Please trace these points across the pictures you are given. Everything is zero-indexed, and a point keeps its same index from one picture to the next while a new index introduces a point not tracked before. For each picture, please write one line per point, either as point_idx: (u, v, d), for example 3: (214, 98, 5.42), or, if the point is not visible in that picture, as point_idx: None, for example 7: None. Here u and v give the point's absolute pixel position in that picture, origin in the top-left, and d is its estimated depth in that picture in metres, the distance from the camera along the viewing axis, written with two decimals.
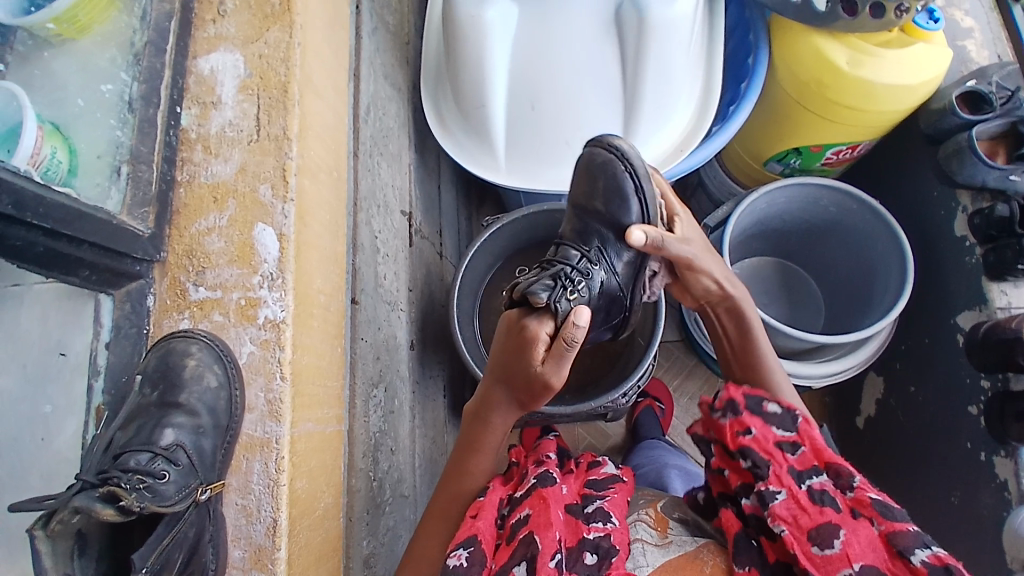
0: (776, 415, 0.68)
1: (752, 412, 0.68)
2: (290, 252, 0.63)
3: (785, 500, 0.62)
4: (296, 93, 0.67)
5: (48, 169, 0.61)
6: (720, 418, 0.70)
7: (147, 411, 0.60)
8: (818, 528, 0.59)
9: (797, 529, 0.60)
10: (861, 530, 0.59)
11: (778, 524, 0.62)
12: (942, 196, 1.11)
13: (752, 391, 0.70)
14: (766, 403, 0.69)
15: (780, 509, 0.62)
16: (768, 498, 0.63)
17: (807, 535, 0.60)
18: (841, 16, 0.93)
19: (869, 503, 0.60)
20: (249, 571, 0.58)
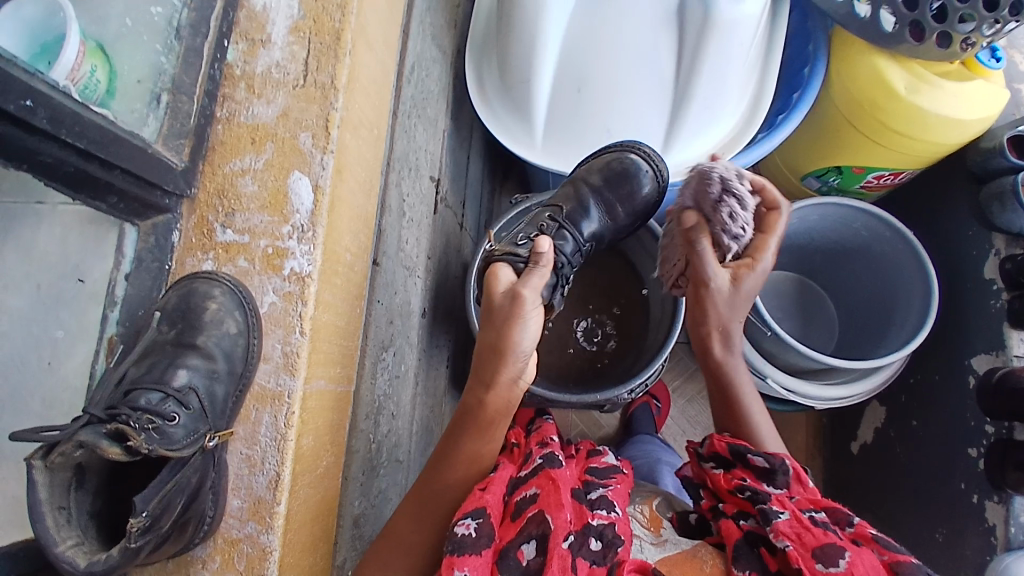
0: (763, 467, 0.69)
1: (740, 463, 0.71)
2: (323, 205, 0.62)
3: (788, 519, 0.61)
4: (348, 42, 0.65)
5: (87, 87, 0.59)
6: (712, 468, 0.74)
7: (162, 349, 0.59)
8: (822, 547, 0.58)
9: (801, 545, 0.58)
10: (867, 556, 0.57)
11: (781, 539, 0.60)
12: (977, 236, 1.08)
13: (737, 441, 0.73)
14: (753, 456, 0.70)
15: (783, 526, 0.61)
16: (772, 515, 0.62)
17: (811, 552, 0.58)
18: (907, 40, 0.90)
19: (870, 537, 0.60)
20: (246, 521, 0.57)
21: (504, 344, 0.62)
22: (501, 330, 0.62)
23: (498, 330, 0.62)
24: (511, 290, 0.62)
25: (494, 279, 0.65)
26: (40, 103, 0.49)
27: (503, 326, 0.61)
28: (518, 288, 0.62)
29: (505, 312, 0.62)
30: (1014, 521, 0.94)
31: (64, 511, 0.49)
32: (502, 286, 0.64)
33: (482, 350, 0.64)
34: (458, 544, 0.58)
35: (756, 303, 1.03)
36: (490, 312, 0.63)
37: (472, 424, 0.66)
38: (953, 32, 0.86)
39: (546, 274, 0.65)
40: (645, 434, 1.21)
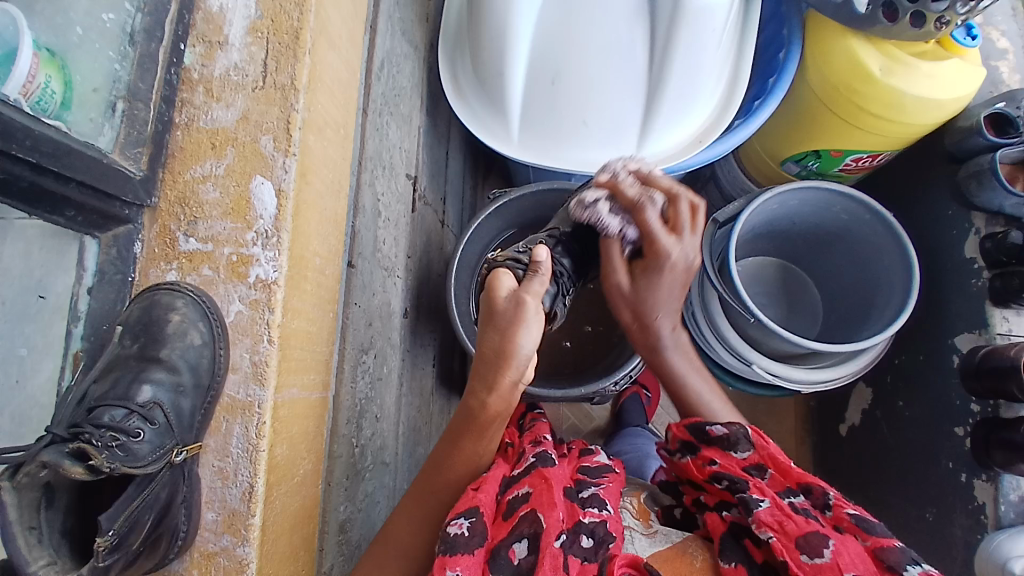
0: (725, 438, 0.68)
1: (705, 444, 0.69)
2: (288, 210, 0.60)
3: (769, 507, 0.61)
4: (308, 41, 0.63)
5: (41, 99, 0.57)
6: (681, 458, 0.72)
7: (126, 363, 0.57)
8: (806, 537, 0.57)
9: (784, 535, 0.58)
10: (850, 543, 0.56)
11: (764, 530, 0.60)
12: (956, 216, 1.08)
13: (694, 421, 0.71)
14: (712, 429, 0.69)
15: (764, 515, 0.60)
16: (753, 505, 0.62)
17: (794, 543, 0.57)
18: (880, 21, 0.89)
19: (848, 518, 0.59)
20: (221, 535, 0.56)
21: (507, 349, 0.57)
22: (505, 335, 0.57)
23: (503, 335, 0.57)
24: (514, 295, 0.57)
25: (496, 284, 0.58)
26: None
27: (502, 329, 0.57)
28: (520, 293, 0.58)
29: (508, 317, 0.57)
30: (1004, 499, 0.95)
31: (34, 531, 0.48)
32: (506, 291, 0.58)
33: (483, 353, 0.59)
34: (450, 543, 0.57)
35: (737, 289, 1.02)
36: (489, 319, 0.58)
37: (472, 429, 0.65)
38: (928, 11, 0.84)
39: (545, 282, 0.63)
40: (634, 425, 1.21)
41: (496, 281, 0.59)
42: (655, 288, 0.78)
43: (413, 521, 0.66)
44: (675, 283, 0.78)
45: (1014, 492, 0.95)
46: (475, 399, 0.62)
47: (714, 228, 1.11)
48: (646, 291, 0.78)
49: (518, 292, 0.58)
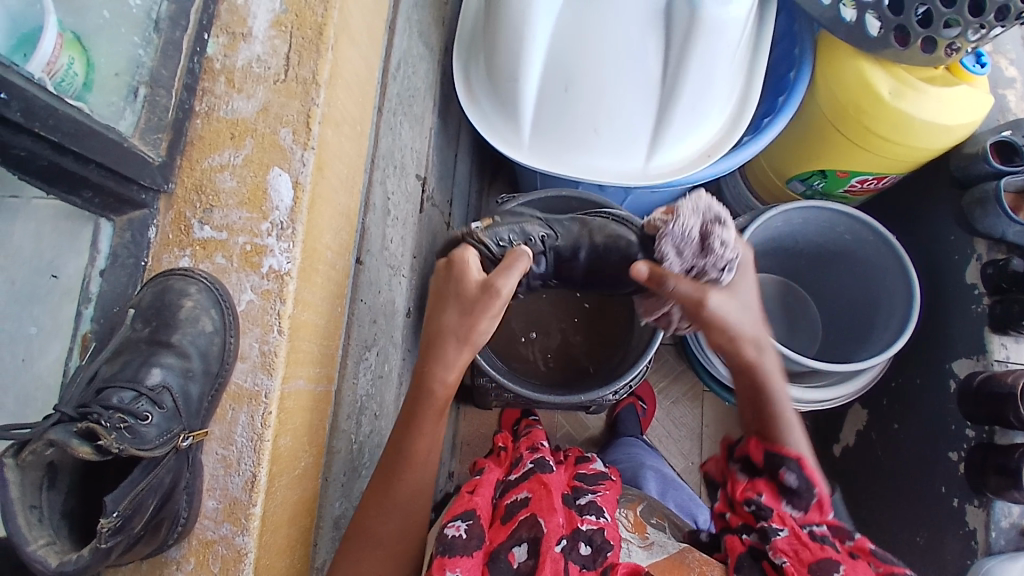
0: (792, 488, 0.64)
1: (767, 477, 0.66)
2: (304, 202, 0.61)
3: (787, 536, 0.61)
4: (331, 37, 0.64)
5: (63, 80, 0.58)
6: (736, 468, 0.70)
7: (136, 347, 0.58)
8: (818, 562, 0.59)
9: (798, 560, 0.59)
10: (860, 567, 0.58)
11: (779, 556, 0.60)
12: (958, 241, 1.09)
13: (774, 447, 0.67)
14: (784, 471, 0.65)
15: (782, 543, 0.61)
16: (771, 533, 0.62)
17: (808, 567, 0.58)
18: (892, 44, 0.90)
19: (861, 549, 0.61)
20: (221, 523, 0.56)
21: (472, 333, 0.64)
22: (469, 321, 0.64)
23: (473, 317, 0.64)
24: (489, 282, 0.64)
25: (467, 270, 0.65)
26: (14, 96, 0.48)
27: (478, 311, 0.64)
28: (493, 284, 0.63)
29: (482, 298, 0.64)
30: (995, 525, 0.95)
31: (35, 510, 0.47)
32: (482, 278, 0.64)
33: (438, 332, 0.65)
34: (449, 545, 0.58)
35: None
36: (457, 296, 0.65)
37: (429, 414, 0.66)
38: (940, 37, 0.86)
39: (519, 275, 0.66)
40: (630, 436, 1.21)
41: (467, 265, 0.65)
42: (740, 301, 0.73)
43: (384, 509, 0.66)
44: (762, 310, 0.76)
45: (1005, 519, 0.96)
46: (436, 380, 0.65)
47: None
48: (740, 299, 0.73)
49: (492, 281, 0.63)
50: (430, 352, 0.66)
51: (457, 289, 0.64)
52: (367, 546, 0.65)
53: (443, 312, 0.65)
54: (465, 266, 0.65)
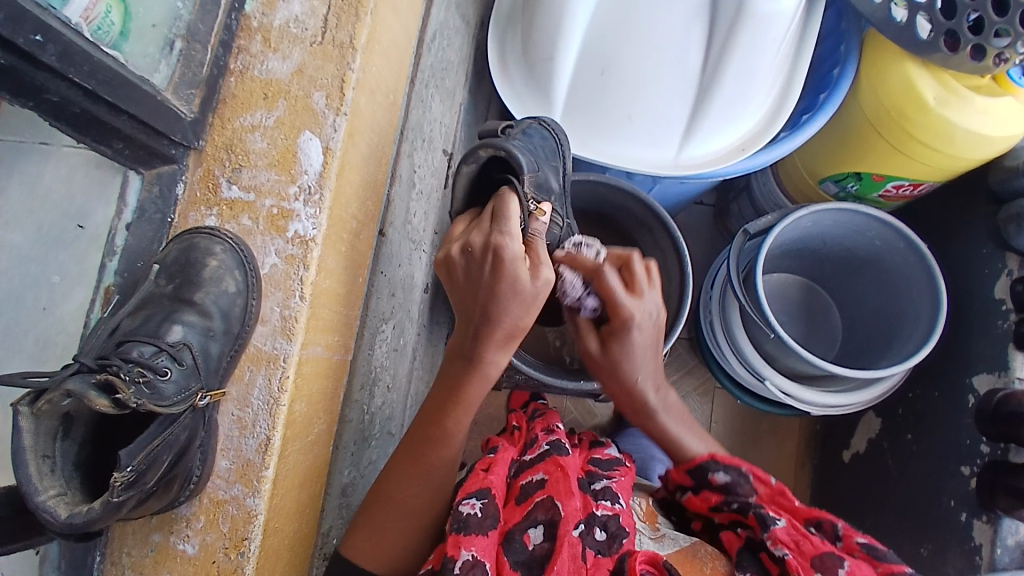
0: (726, 484, 0.68)
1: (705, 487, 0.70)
2: (333, 167, 0.60)
3: (785, 526, 0.62)
4: (370, 1, 0.63)
5: (100, 27, 0.56)
6: (681, 494, 0.73)
7: (159, 303, 0.58)
8: (821, 557, 0.59)
9: (800, 554, 0.59)
10: (864, 567, 0.58)
11: (780, 547, 0.61)
12: (991, 255, 1.06)
13: (694, 463, 0.71)
14: (714, 475, 0.69)
15: (781, 533, 0.61)
16: (769, 522, 0.62)
17: (811, 562, 0.59)
18: (941, 50, 0.87)
19: (859, 547, 0.61)
20: (232, 484, 0.56)
21: (522, 327, 0.61)
22: (527, 311, 0.59)
23: (529, 311, 0.59)
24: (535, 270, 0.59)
25: (515, 264, 0.57)
26: (50, 39, 0.47)
27: (527, 306, 0.59)
28: (541, 272, 0.59)
29: (533, 292, 0.58)
30: (1001, 543, 0.94)
31: (47, 461, 0.48)
32: (528, 269, 0.58)
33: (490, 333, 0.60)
34: (463, 523, 0.59)
35: (761, 303, 1.00)
36: (511, 290, 0.57)
37: (453, 402, 0.66)
38: (989, 46, 0.83)
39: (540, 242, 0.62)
40: (638, 427, 1.20)
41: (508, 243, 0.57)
42: (629, 356, 0.74)
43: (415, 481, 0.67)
44: (646, 338, 0.74)
45: (1011, 536, 0.94)
46: (494, 365, 0.63)
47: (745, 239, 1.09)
48: (619, 354, 0.74)
49: (540, 272, 0.59)
50: (484, 339, 0.61)
51: (493, 277, 0.57)
52: (393, 514, 0.66)
53: (490, 304, 0.58)
54: (508, 246, 0.57)
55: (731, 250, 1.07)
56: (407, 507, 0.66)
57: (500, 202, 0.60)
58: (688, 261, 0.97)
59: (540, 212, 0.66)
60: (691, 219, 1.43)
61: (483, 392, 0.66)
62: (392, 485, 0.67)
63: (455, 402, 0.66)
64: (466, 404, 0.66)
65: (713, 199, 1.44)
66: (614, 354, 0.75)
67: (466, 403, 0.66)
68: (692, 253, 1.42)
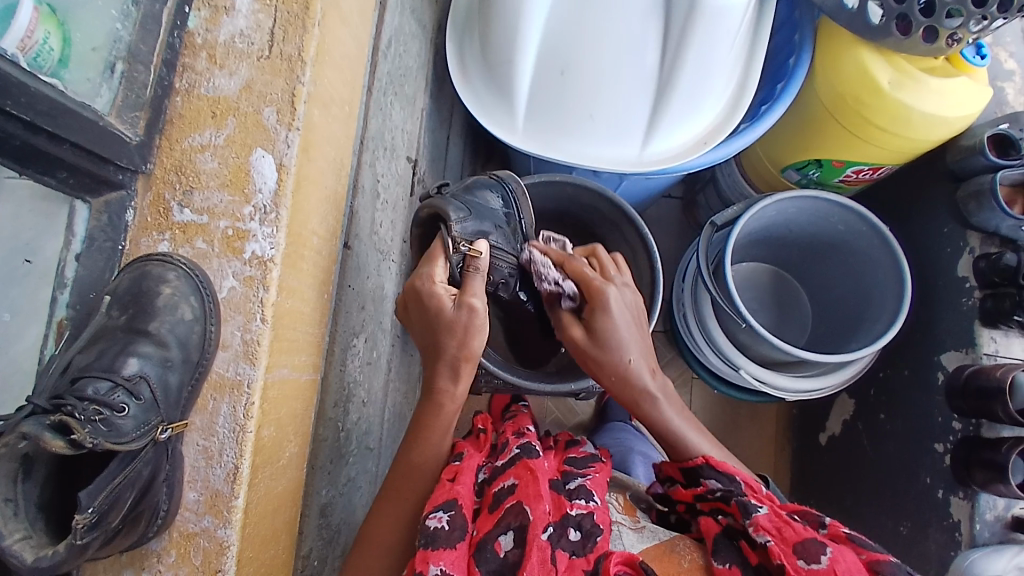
0: (719, 491, 0.68)
1: (696, 488, 0.70)
2: (288, 184, 0.59)
3: (767, 513, 0.62)
4: (318, 11, 0.61)
5: (38, 56, 0.54)
6: (673, 487, 0.74)
7: (113, 334, 0.56)
8: (803, 543, 0.58)
9: (782, 540, 0.59)
10: (848, 552, 0.57)
11: (762, 534, 0.60)
12: (952, 234, 1.08)
13: (688, 464, 0.71)
14: (705, 479, 0.69)
15: (763, 519, 0.61)
16: (751, 509, 0.62)
17: (793, 548, 0.58)
18: (893, 33, 0.88)
19: (844, 536, 0.61)
20: (203, 515, 0.55)
21: (467, 354, 0.63)
22: (463, 342, 0.62)
23: (461, 342, 0.62)
24: (460, 302, 0.62)
25: (433, 296, 0.63)
26: None
27: (460, 336, 0.62)
28: (467, 299, 0.62)
29: (462, 325, 0.62)
30: (980, 518, 0.96)
31: (11, 501, 0.46)
32: (450, 298, 0.62)
33: (438, 361, 0.65)
34: (431, 537, 0.58)
35: (731, 294, 1.01)
36: (443, 325, 0.62)
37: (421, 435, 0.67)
38: (941, 27, 0.85)
39: (485, 276, 0.64)
40: (619, 422, 1.21)
41: (420, 281, 0.64)
42: (614, 337, 0.70)
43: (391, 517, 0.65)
44: (632, 325, 0.72)
45: (990, 511, 0.96)
46: (441, 395, 0.66)
47: (712, 232, 1.10)
48: (604, 333, 0.71)
49: (465, 299, 0.62)
50: (431, 365, 0.65)
51: (429, 315, 0.63)
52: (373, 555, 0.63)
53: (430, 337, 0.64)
54: (418, 281, 0.64)
55: (700, 242, 1.07)
56: (386, 546, 0.63)
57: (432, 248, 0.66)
58: (657, 255, 0.96)
59: (474, 253, 0.65)
60: (659, 213, 1.44)
61: (450, 424, 0.68)
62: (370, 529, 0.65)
63: (418, 435, 0.67)
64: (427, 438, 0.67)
65: (680, 192, 1.45)
66: (597, 332, 0.71)
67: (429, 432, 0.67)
68: (663, 246, 1.42)
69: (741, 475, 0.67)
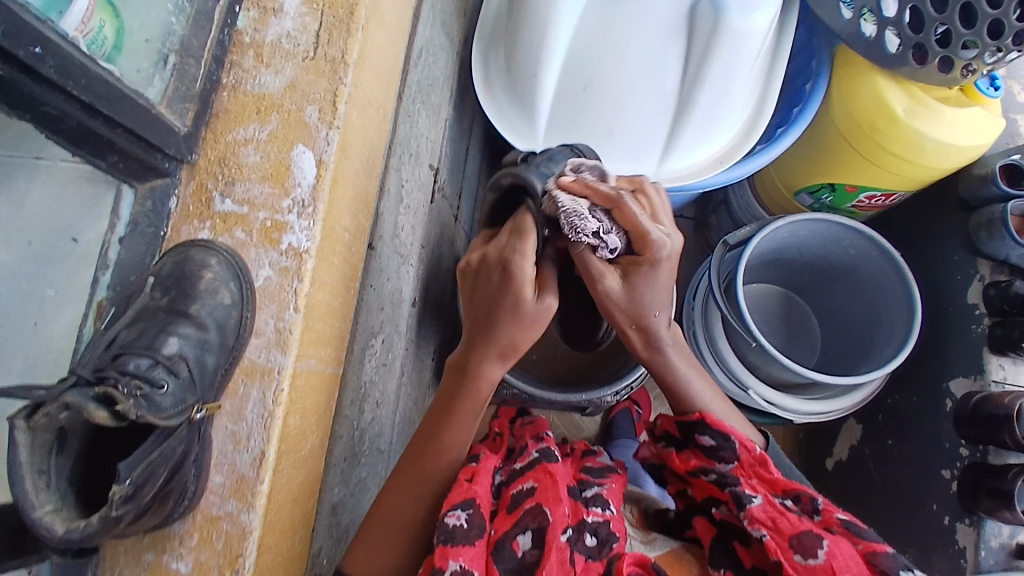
0: (714, 448, 0.69)
1: (692, 446, 0.71)
2: (326, 181, 0.61)
3: (762, 504, 0.63)
4: (362, 18, 0.64)
5: (94, 41, 0.56)
6: (665, 447, 0.74)
7: (154, 315, 0.58)
8: (799, 536, 0.59)
9: (778, 534, 0.60)
10: (844, 545, 0.58)
11: (757, 528, 0.61)
12: (962, 262, 1.10)
13: (687, 421, 0.71)
14: (701, 436, 0.70)
15: (758, 511, 0.62)
16: (745, 500, 0.63)
17: (788, 542, 0.59)
18: (909, 62, 0.91)
19: (837, 522, 0.61)
20: (227, 499, 0.56)
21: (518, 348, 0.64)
22: (523, 334, 0.62)
23: (521, 334, 0.62)
24: (540, 300, 0.61)
25: (521, 279, 0.60)
26: (49, 51, 0.47)
27: (529, 331, 0.62)
28: (547, 298, 0.61)
29: (532, 319, 0.61)
30: (984, 545, 0.95)
31: (44, 474, 0.47)
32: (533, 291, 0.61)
33: (487, 339, 0.63)
34: (450, 534, 0.59)
35: (742, 312, 1.02)
36: (512, 313, 0.61)
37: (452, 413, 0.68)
38: (956, 57, 0.86)
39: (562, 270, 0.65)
40: (626, 438, 1.21)
41: (506, 257, 0.61)
42: (650, 290, 0.64)
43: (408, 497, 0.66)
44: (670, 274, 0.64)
45: (994, 539, 0.96)
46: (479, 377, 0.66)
47: (725, 250, 1.11)
48: (642, 288, 0.63)
49: (546, 298, 0.61)
50: (475, 347, 0.65)
51: (500, 295, 0.61)
52: (388, 534, 0.66)
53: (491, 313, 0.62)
54: (505, 255, 0.61)
55: (712, 260, 1.09)
56: (401, 525, 0.65)
57: (520, 216, 0.63)
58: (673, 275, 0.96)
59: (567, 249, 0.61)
60: None
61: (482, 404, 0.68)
62: (382, 506, 0.67)
63: (450, 414, 0.68)
64: (461, 417, 0.68)
65: (692, 212, 1.47)
66: (635, 286, 0.63)
67: (460, 416, 0.67)
68: None
69: (736, 435, 0.68)
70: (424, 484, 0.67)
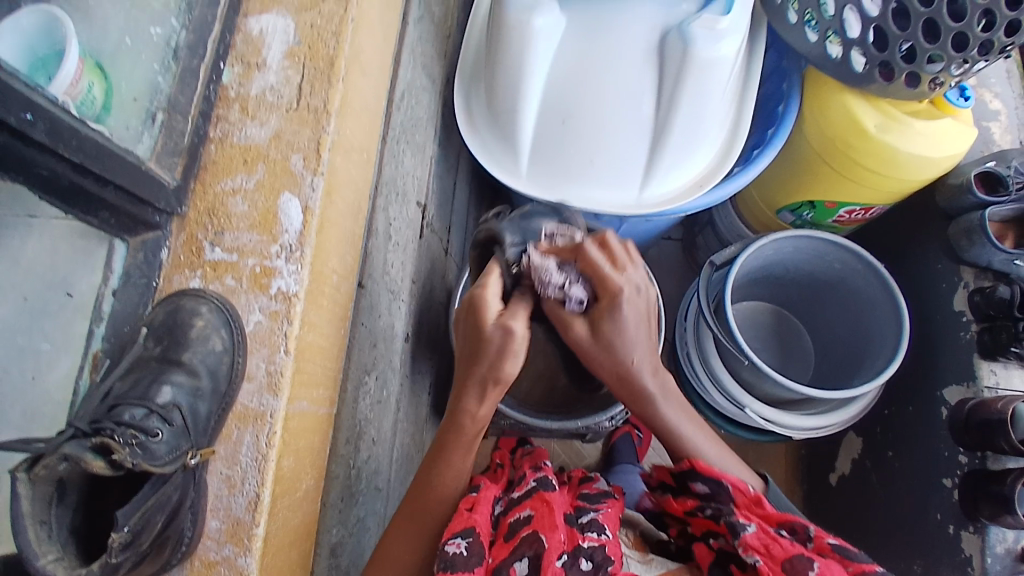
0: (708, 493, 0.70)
1: (687, 492, 0.72)
2: (313, 225, 0.62)
3: (755, 531, 0.63)
4: (342, 68, 0.67)
5: (84, 103, 0.59)
6: (664, 494, 0.76)
7: (146, 365, 0.59)
8: (791, 560, 0.59)
9: (771, 559, 0.60)
10: (834, 566, 0.58)
11: (751, 554, 0.61)
12: (945, 270, 1.12)
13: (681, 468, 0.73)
14: (694, 484, 0.71)
15: (751, 538, 0.62)
16: (739, 528, 0.64)
17: (781, 566, 0.59)
18: (876, 80, 0.94)
19: (830, 548, 0.61)
20: (223, 544, 0.56)
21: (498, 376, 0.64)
22: (495, 364, 0.64)
23: (493, 364, 0.64)
24: (501, 324, 0.63)
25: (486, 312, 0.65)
26: (40, 116, 0.49)
27: (499, 358, 0.63)
28: (507, 322, 0.63)
29: (498, 346, 0.63)
30: (990, 551, 0.95)
31: (45, 525, 0.47)
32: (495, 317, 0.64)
33: (470, 375, 0.66)
34: (449, 562, 0.59)
35: (733, 330, 1.04)
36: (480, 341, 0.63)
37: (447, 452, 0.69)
38: (923, 72, 0.88)
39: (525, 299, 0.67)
40: (626, 463, 1.21)
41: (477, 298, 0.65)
42: (623, 335, 0.68)
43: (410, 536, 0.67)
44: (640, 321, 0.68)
45: (1000, 544, 0.95)
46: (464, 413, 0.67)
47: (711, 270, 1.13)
48: (612, 335, 0.67)
49: (505, 321, 0.63)
50: (463, 387, 0.67)
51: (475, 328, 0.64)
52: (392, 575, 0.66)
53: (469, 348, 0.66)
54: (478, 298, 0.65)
55: (700, 281, 1.11)
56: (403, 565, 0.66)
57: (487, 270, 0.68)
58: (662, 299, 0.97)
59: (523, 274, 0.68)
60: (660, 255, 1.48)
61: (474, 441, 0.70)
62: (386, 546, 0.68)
63: (442, 451, 0.69)
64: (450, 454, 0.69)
65: (679, 234, 1.49)
66: (605, 334, 0.68)
67: (449, 451, 0.69)
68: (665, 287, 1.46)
69: (728, 478, 0.69)
70: (423, 525, 0.68)
